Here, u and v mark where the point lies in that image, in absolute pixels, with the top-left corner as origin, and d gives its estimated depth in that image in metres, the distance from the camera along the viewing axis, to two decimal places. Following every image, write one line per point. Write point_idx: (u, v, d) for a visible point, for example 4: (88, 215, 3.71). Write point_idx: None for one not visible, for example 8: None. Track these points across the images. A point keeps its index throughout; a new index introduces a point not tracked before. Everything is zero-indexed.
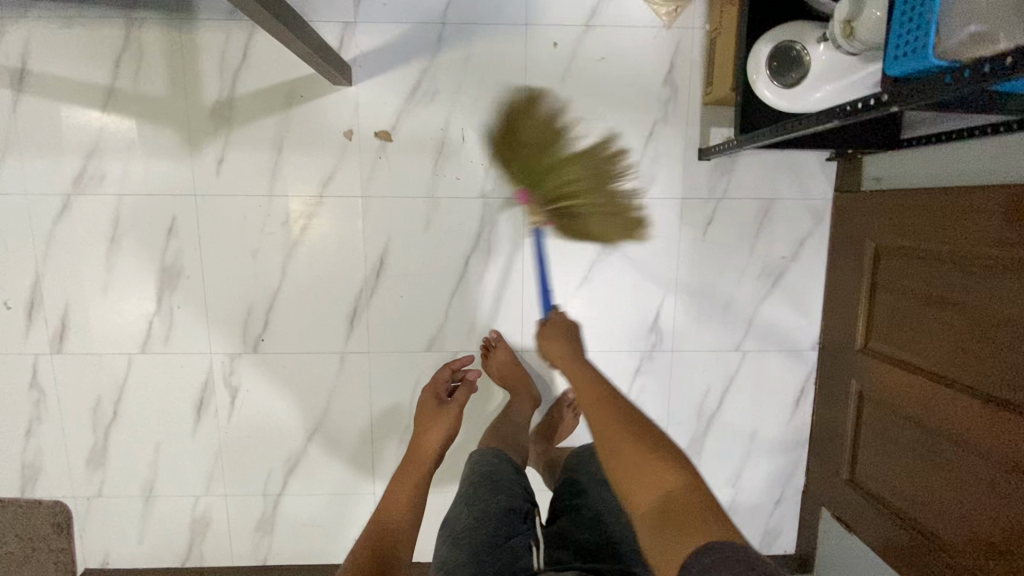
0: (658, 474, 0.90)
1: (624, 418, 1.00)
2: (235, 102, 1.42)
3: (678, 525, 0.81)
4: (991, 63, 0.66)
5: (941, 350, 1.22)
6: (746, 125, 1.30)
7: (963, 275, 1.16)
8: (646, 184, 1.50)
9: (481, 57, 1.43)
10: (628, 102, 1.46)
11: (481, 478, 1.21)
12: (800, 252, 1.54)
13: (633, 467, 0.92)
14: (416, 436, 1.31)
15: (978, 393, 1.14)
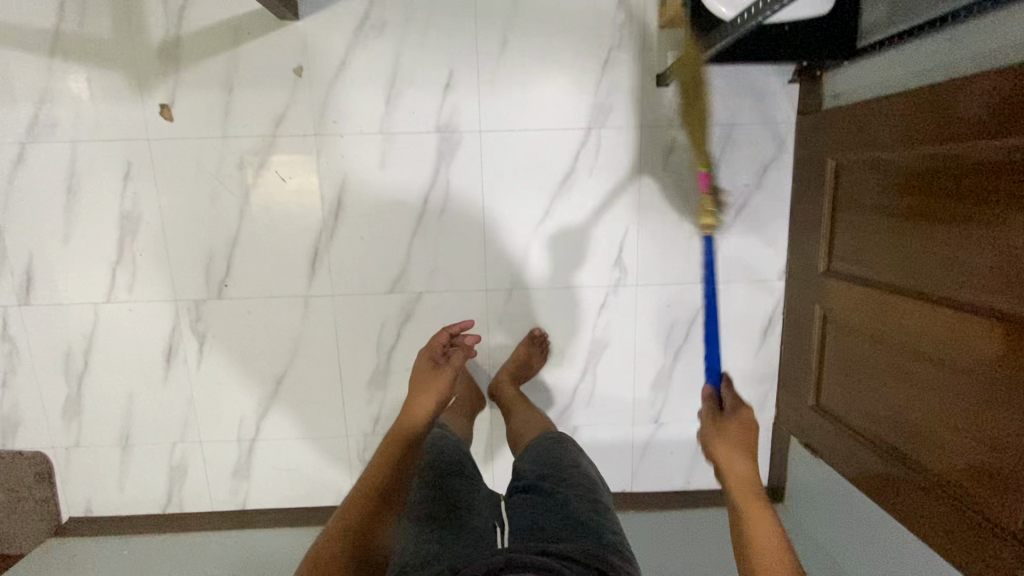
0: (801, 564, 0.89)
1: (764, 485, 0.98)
2: (181, 41, 1.40)
3: None
4: None
5: (902, 260, 1.20)
6: (698, 36, 1.26)
7: (924, 179, 1.13)
8: (604, 114, 1.47)
9: None
10: (581, 28, 1.43)
11: (441, 459, 1.20)
12: (763, 179, 1.52)
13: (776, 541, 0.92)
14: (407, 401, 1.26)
15: (937, 298, 1.11)
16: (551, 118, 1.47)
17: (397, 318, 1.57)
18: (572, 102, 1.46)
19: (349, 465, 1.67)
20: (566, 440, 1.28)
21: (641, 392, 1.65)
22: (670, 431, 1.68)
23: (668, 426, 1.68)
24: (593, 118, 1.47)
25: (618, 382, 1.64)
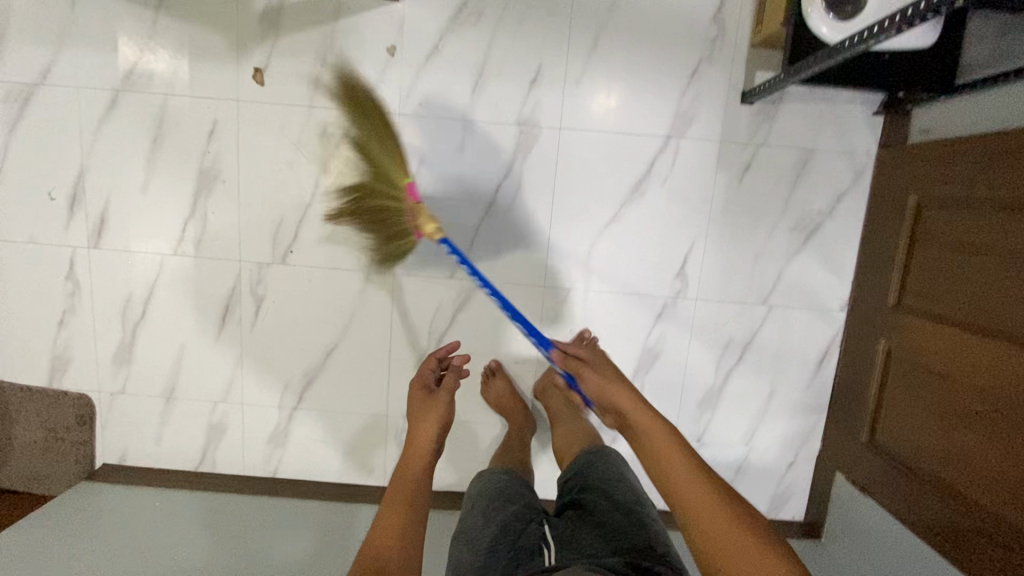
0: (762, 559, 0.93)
1: (688, 474, 1.04)
2: (284, 10, 1.44)
3: None
4: None
5: (979, 299, 1.18)
6: (794, 58, 1.27)
7: (1008, 218, 1.11)
8: (685, 124, 1.48)
9: None
10: (674, 38, 1.44)
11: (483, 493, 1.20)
12: (837, 208, 1.51)
13: (733, 547, 0.95)
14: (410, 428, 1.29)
15: (1012, 337, 1.09)
16: (632, 122, 1.48)
17: (453, 304, 1.57)
18: (654, 111, 1.47)
19: (385, 447, 1.66)
20: (611, 456, 1.28)
21: (686, 409, 1.63)
22: (711, 453, 1.65)
23: (709, 447, 1.65)
24: (673, 128, 1.48)
25: (663, 396, 1.62)
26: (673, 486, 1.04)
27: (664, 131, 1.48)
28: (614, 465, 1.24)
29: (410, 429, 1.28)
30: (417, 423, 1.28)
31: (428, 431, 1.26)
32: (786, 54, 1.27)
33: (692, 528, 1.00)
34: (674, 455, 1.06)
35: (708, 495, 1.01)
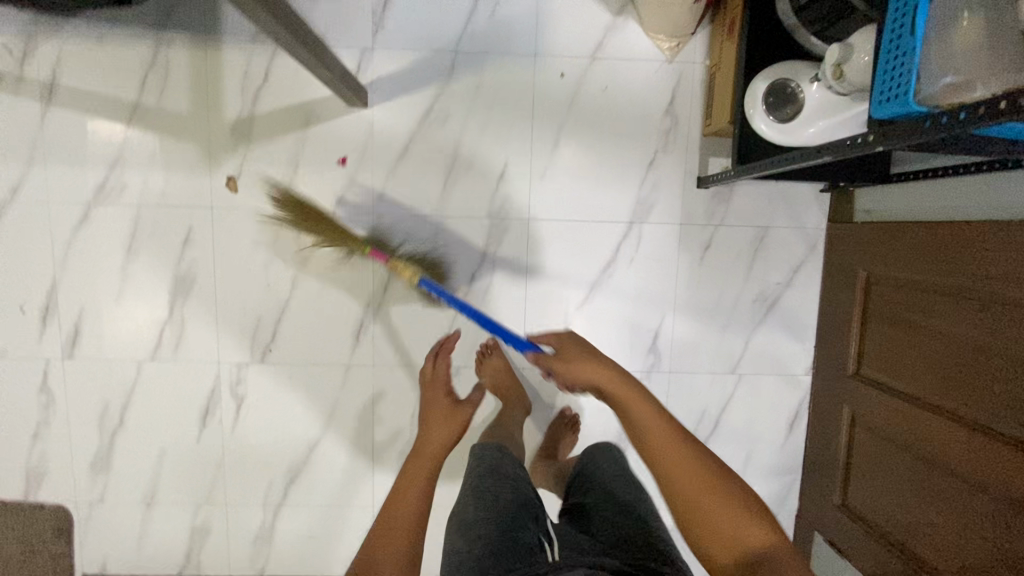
0: (738, 524, 0.92)
1: (666, 427, 1.00)
2: (254, 121, 1.48)
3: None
4: (969, 112, 0.71)
5: (943, 382, 1.23)
6: (743, 156, 1.36)
7: (969, 310, 1.17)
8: (646, 210, 1.55)
9: (490, 85, 1.50)
10: (631, 131, 1.52)
11: (483, 495, 1.15)
12: (794, 280, 1.59)
13: (702, 509, 0.93)
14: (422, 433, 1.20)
15: (985, 428, 1.12)
16: (597, 210, 1.55)
17: None
18: (617, 198, 1.55)
19: None
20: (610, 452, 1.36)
21: None
22: None
23: None
24: (636, 214, 1.55)
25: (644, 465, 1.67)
26: (675, 476, 0.96)
27: (627, 217, 1.55)
28: (613, 463, 1.31)
29: (421, 436, 1.18)
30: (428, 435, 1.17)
31: (442, 440, 1.17)
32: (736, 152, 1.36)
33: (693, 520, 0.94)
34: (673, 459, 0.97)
35: (714, 505, 0.93)
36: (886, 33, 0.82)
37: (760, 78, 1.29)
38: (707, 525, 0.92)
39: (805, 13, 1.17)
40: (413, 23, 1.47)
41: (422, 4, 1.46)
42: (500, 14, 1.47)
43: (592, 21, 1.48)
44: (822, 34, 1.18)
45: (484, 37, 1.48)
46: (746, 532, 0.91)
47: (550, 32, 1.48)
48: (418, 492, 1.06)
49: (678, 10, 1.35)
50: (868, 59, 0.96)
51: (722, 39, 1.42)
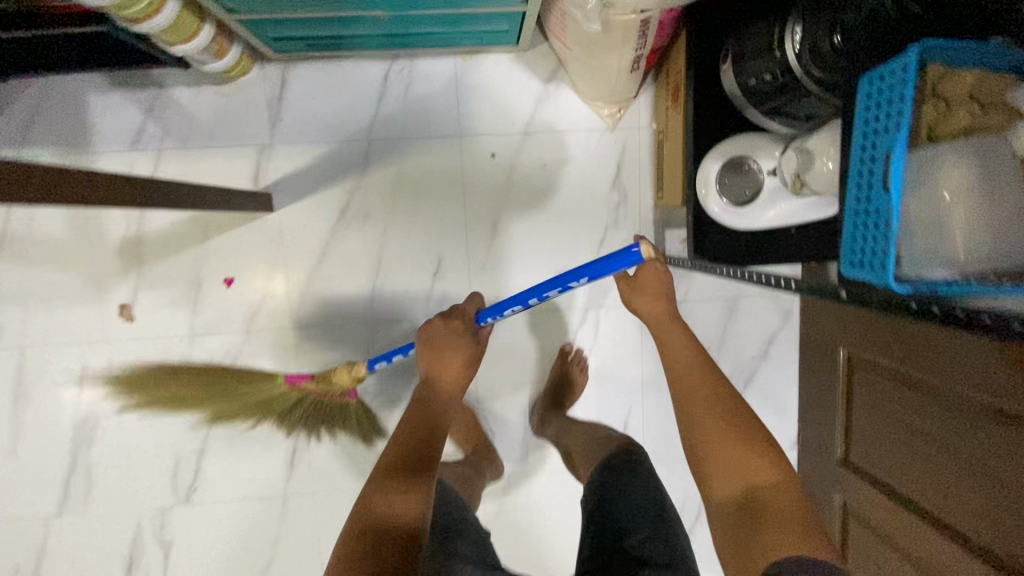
0: (755, 469, 0.78)
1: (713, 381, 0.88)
2: (145, 239, 1.29)
3: (762, 520, 0.73)
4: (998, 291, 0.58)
5: (931, 488, 1.03)
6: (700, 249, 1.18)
7: (971, 429, 0.94)
8: (602, 293, 1.40)
9: (412, 173, 1.32)
10: (576, 209, 1.36)
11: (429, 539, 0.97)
12: (770, 352, 1.45)
13: (724, 451, 0.80)
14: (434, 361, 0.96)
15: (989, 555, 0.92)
16: (547, 299, 1.39)
17: None
18: (568, 283, 1.38)
19: None
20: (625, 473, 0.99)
21: None
22: None
23: None
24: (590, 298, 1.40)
25: None
26: (678, 383, 0.90)
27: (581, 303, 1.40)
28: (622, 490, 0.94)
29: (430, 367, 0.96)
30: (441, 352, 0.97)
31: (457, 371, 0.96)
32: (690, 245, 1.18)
33: (710, 470, 0.81)
34: (702, 396, 0.86)
35: (741, 450, 0.79)
36: (854, 167, 0.67)
37: (713, 154, 1.12)
38: (731, 472, 0.79)
39: (752, 93, 1.00)
40: (316, 112, 1.28)
41: (324, 90, 1.28)
42: (415, 93, 1.29)
43: (519, 92, 1.31)
44: (779, 111, 1.01)
45: (399, 120, 1.30)
46: (761, 476, 0.77)
47: (474, 108, 1.31)
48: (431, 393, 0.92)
49: (613, 81, 1.18)
50: (831, 167, 0.81)
51: (666, 105, 1.25)
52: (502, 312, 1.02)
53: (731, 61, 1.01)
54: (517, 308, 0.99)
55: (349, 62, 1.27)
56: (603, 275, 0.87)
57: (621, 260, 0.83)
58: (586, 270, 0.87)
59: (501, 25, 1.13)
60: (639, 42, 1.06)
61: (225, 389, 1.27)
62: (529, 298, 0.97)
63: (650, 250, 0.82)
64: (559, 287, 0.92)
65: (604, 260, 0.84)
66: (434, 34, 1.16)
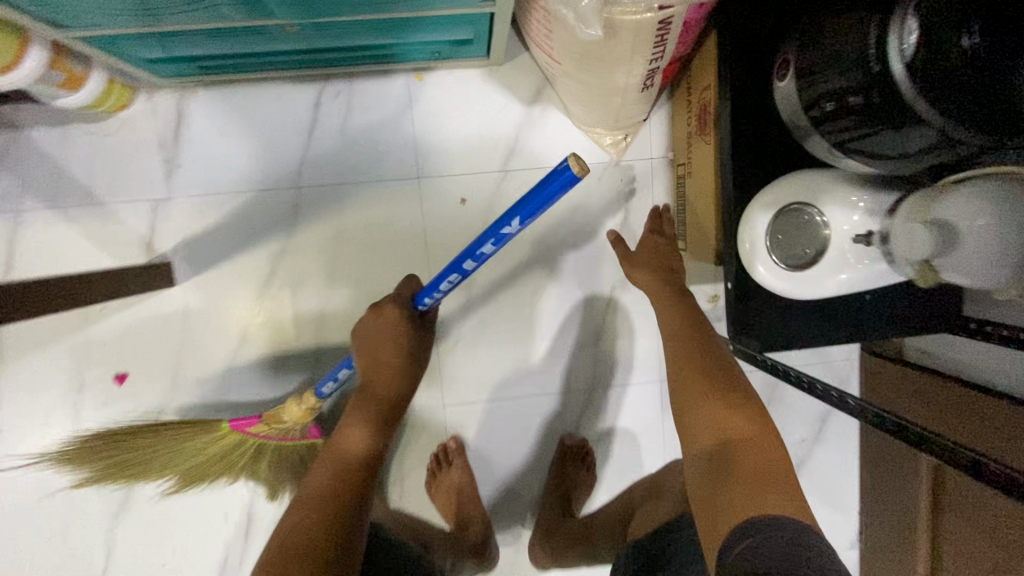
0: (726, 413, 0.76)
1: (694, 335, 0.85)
2: (9, 327, 0.98)
3: (750, 477, 0.68)
4: None
5: None
6: (746, 327, 0.87)
7: None
8: (612, 370, 1.10)
9: (358, 228, 1.01)
10: (574, 264, 1.07)
11: None
12: (824, 432, 1.17)
13: (693, 403, 0.79)
14: (367, 359, 0.82)
15: None
16: (541, 380, 1.09)
17: None
18: (567, 358, 1.09)
19: None
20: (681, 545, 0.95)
21: None
22: None
23: None
24: (596, 377, 1.10)
25: None
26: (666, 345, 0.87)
27: (585, 383, 1.10)
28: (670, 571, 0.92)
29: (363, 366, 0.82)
30: (373, 351, 0.82)
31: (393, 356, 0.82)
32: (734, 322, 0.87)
33: (691, 424, 0.78)
34: (682, 348, 0.85)
35: (714, 404, 0.77)
36: None
37: (761, 199, 0.82)
38: (703, 425, 0.76)
39: (820, 118, 0.68)
40: (226, 154, 0.97)
41: (235, 125, 0.97)
42: (356, 123, 0.98)
43: (494, 117, 1.01)
44: (851, 144, 0.68)
45: (337, 160, 0.99)
46: (733, 424, 0.74)
47: (435, 141, 1.00)
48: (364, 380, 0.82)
49: (618, 103, 0.88)
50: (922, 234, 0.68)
51: (688, 130, 0.95)
52: (437, 289, 0.77)
53: (795, 69, 0.69)
54: (454, 279, 0.73)
55: (266, 86, 0.96)
56: (544, 209, 0.58)
57: (557, 189, 0.55)
58: (517, 210, 0.59)
59: (462, 32, 0.83)
60: (654, 51, 0.75)
61: (154, 449, 0.94)
62: (463, 263, 0.70)
63: (580, 167, 0.52)
64: (490, 242, 0.64)
65: (534, 195, 0.57)
66: (371, 48, 0.85)
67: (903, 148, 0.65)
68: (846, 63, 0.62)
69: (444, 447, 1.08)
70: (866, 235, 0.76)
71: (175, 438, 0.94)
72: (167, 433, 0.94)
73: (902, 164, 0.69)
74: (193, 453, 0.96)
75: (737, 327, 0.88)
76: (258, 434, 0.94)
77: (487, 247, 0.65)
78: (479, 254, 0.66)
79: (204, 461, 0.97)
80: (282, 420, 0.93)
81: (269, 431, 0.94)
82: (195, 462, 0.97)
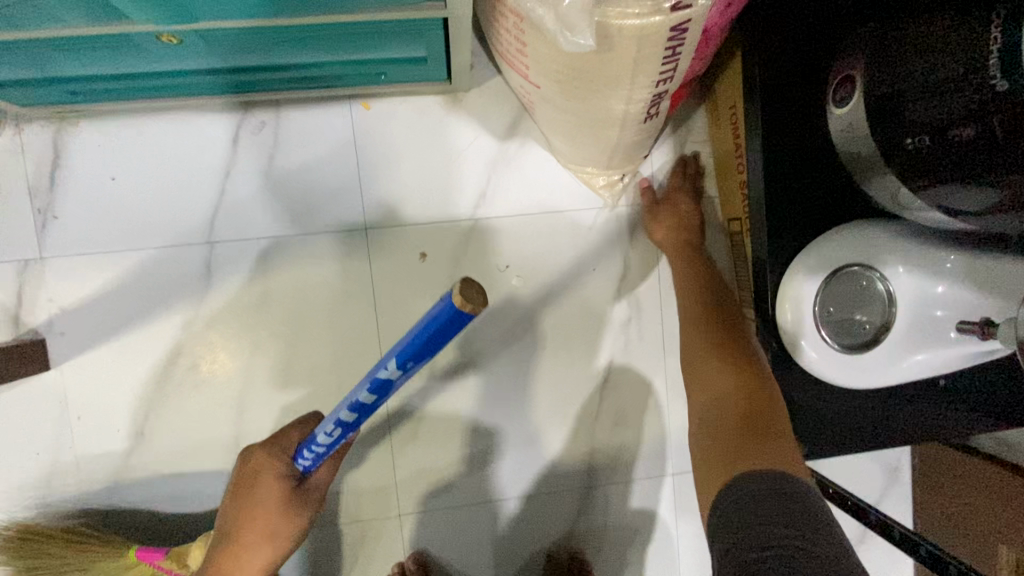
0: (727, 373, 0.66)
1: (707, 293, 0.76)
2: None
3: (754, 436, 0.58)
4: None
5: None
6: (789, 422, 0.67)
7: None
8: (610, 463, 0.88)
9: (287, 290, 0.80)
10: (562, 333, 0.86)
11: None
12: (872, 533, 0.94)
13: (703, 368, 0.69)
14: (241, 510, 0.63)
15: None
16: (522, 479, 0.86)
17: None
18: (554, 448, 0.87)
19: None
20: None
21: None
22: None
23: None
24: (591, 473, 0.88)
25: None
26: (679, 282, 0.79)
27: (576, 481, 0.87)
28: None
29: (234, 510, 0.64)
30: (245, 502, 0.63)
31: (265, 518, 0.63)
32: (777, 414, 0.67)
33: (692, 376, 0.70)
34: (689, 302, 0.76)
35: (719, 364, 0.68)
36: None
37: (801, 263, 0.63)
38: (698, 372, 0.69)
39: (902, 154, 0.49)
40: (117, 201, 0.76)
41: (131, 165, 0.76)
42: (286, 162, 0.79)
43: (461, 153, 0.81)
44: (923, 191, 0.50)
45: (262, 208, 0.79)
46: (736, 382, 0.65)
47: (385, 184, 0.80)
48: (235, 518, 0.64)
49: (613, 138, 0.70)
50: None
51: (739, 162, 0.76)
52: (313, 444, 0.58)
53: (870, 85, 0.50)
54: (333, 432, 0.54)
55: (172, 115, 0.76)
56: (433, 354, 0.39)
57: (442, 330, 0.37)
58: (393, 349, 0.40)
59: (411, 48, 0.64)
60: (663, 69, 0.57)
61: (79, 564, 0.75)
62: (341, 412, 0.51)
63: (462, 298, 0.34)
64: (367, 387, 0.45)
65: (408, 338, 0.38)
66: (297, 69, 0.66)
67: (993, 206, 0.47)
68: (945, 78, 0.44)
69: (401, 568, 0.84)
70: (979, 324, 0.54)
71: (104, 551, 0.75)
72: (89, 545, 0.74)
73: (983, 224, 0.51)
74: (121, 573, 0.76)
75: None
76: (171, 572, 0.74)
77: (364, 395, 0.46)
78: (357, 401, 0.47)
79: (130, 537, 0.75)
80: (194, 558, 0.73)
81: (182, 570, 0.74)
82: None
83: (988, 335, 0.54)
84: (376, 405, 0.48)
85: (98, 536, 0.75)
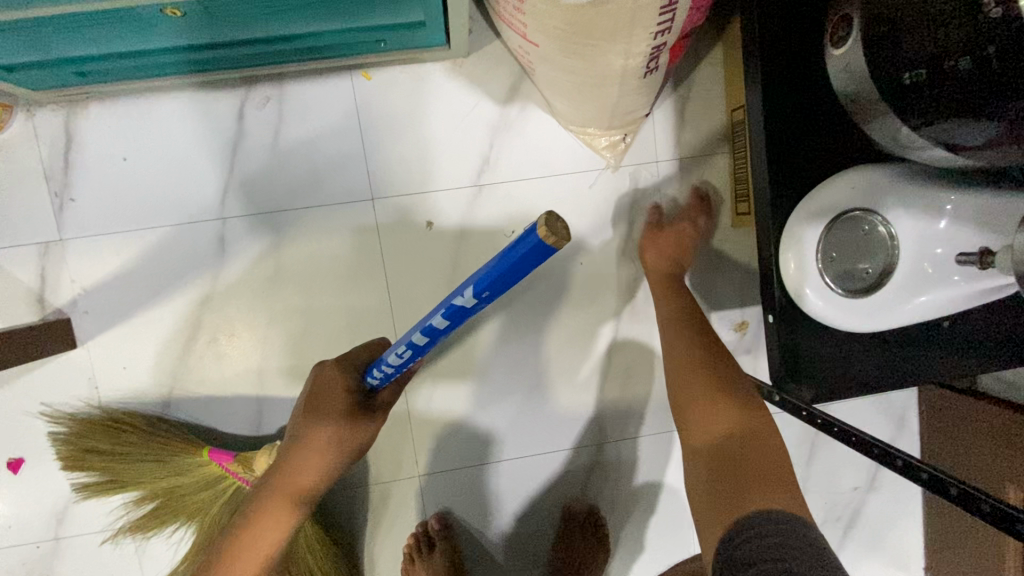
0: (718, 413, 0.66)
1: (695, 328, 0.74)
2: None
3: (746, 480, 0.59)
4: None
5: None
6: (796, 370, 0.68)
7: None
8: (621, 420, 0.90)
9: (298, 262, 0.82)
10: (570, 294, 0.87)
11: None
12: (880, 480, 0.96)
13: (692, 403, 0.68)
14: (318, 416, 0.67)
15: None
16: (539, 438, 0.89)
17: None
18: (566, 407, 0.89)
19: None
20: None
21: None
22: None
23: None
24: (602, 430, 0.90)
25: None
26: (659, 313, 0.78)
27: (588, 439, 0.90)
28: None
29: (310, 415, 0.67)
30: (320, 409, 0.67)
31: (341, 425, 0.67)
32: (783, 364, 0.68)
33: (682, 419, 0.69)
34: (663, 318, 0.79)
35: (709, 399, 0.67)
36: None
37: (803, 209, 0.63)
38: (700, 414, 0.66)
39: (901, 89, 0.50)
40: (129, 182, 0.78)
41: (140, 146, 0.78)
42: (291, 136, 0.80)
43: (463, 120, 0.82)
44: (922, 129, 0.51)
45: (271, 182, 0.80)
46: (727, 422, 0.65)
47: (389, 154, 0.82)
48: (294, 433, 0.69)
49: (613, 95, 0.70)
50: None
51: None
52: (384, 364, 0.61)
53: (868, 23, 0.51)
54: (403, 353, 0.56)
55: (178, 95, 0.78)
56: (510, 286, 0.41)
57: (521, 261, 0.37)
58: (472, 275, 0.42)
59: (409, 13, 0.64)
60: (660, 20, 0.57)
61: (147, 454, 0.77)
62: (414, 335, 0.53)
63: (546, 230, 0.34)
64: (441, 313, 0.47)
65: (494, 262, 0.39)
66: (299, 39, 0.67)
67: (988, 141, 0.47)
68: (940, 9, 0.44)
69: (425, 529, 0.88)
70: (977, 253, 0.56)
71: (171, 445, 0.78)
72: (162, 440, 0.77)
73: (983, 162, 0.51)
74: (184, 471, 0.78)
75: (782, 374, 0.69)
76: (236, 474, 0.77)
77: (438, 320, 0.48)
78: (430, 327, 0.50)
79: (165, 485, 0.79)
80: (259, 465, 0.75)
81: (244, 474, 0.77)
82: (180, 485, 0.79)
83: (987, 266, 0.56)
84: (448, 331, 0.51)
85: (170, 433, 0.78)
